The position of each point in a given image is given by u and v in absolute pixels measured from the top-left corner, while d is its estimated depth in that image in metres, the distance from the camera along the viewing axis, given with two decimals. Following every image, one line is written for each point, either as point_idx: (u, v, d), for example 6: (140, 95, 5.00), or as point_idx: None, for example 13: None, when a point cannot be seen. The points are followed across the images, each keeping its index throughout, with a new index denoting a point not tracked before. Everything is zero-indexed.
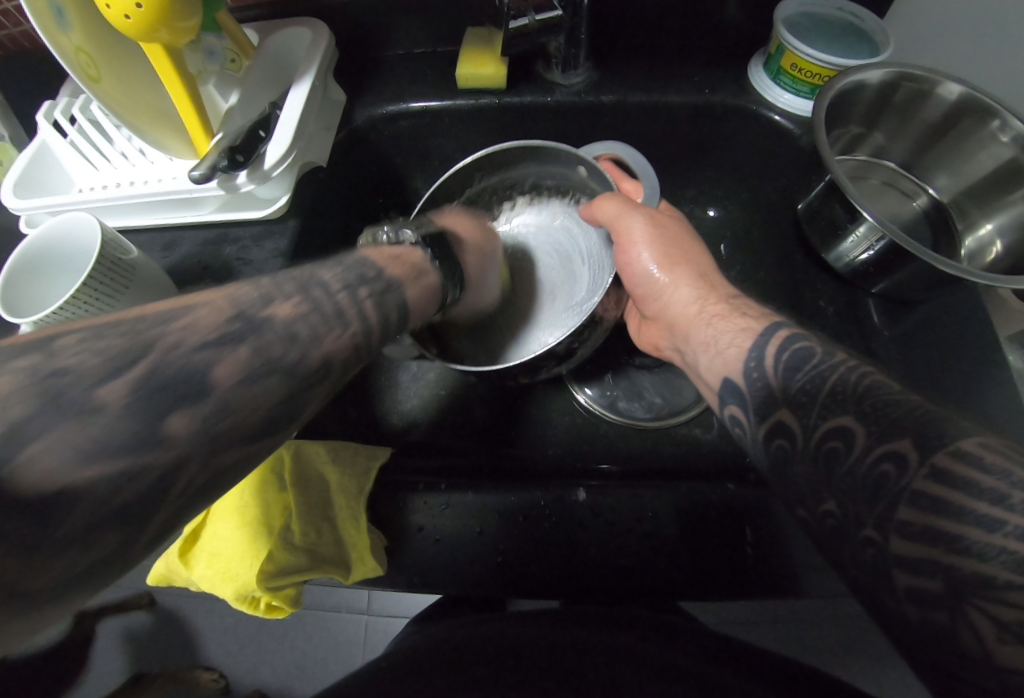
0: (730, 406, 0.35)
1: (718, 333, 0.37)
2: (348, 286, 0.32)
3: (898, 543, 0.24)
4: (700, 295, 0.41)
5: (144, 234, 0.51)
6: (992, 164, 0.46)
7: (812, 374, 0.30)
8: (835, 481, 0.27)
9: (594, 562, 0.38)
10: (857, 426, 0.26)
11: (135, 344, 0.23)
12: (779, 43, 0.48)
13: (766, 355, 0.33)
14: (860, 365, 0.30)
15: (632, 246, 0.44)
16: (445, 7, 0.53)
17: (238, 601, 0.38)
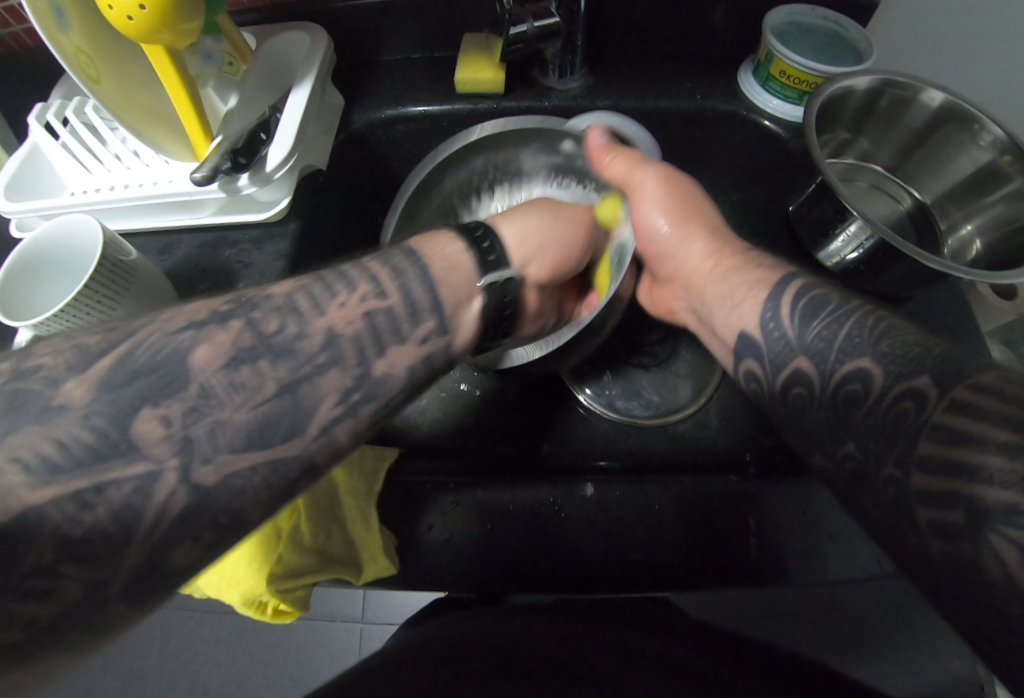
0: (746, 361, 0.36)
1: (733, 284, 0.38)
2: (280, 294, 0.30)
3: (918, 477, 0.25)
4: (713, 249, 0.41)
5: (140, 237, 0.50)
6: (971, 167, 0.48)
7: (828, 320, 0.31)
8: (853, 424, 0.28)
9: (602, 556, 0.38)
10: (875, 367, 0.28)
11: (194, 319, 0.28)
12: (768, 50, 0.49)
13: (782, 304, 0.34)
14: (874, 309, 0.30)
15: (640, 201, 0.45)
16: (442, 12, 0.53)
17: (245, 606, 0.37)
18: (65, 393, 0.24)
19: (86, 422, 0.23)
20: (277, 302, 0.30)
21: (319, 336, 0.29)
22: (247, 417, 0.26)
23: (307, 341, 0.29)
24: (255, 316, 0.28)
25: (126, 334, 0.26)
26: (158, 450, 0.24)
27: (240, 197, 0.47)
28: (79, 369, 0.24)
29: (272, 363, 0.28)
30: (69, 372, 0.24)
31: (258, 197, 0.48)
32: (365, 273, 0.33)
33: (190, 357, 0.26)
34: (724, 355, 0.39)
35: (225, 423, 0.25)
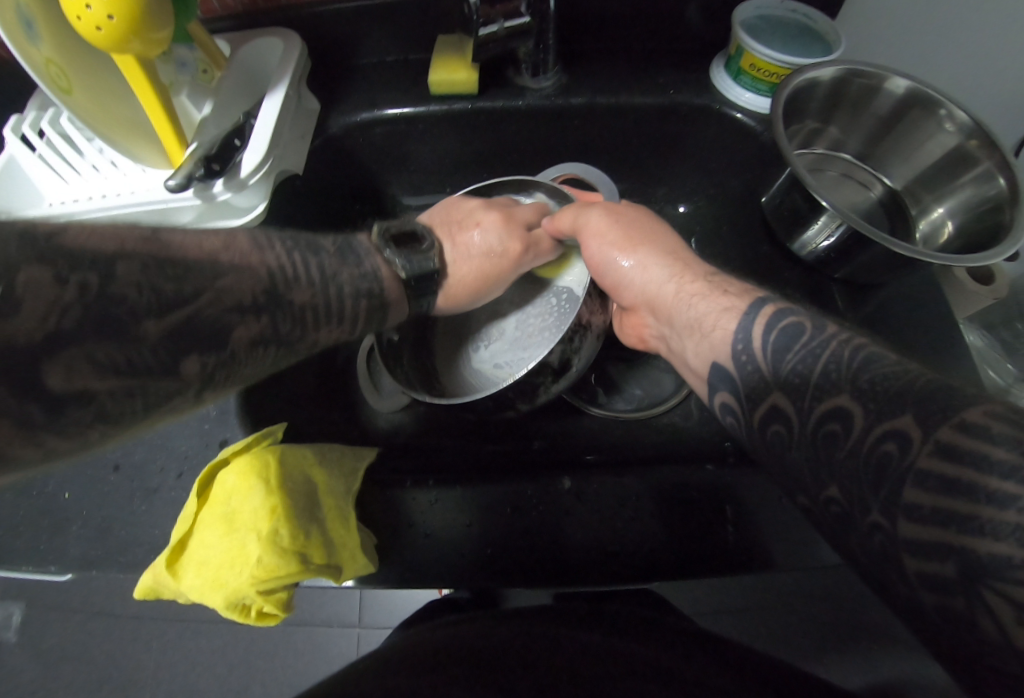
0: (720, 393, 0.36)
1: (697, 310, 0.38)
2: (300, 299, 0.36)
3: (906, 527, 0.24)
4: (673, 273, 0.41)
5: (118, 246, 0.50)
6: (938, 152, 0.49)
7: (802, 353, 0.30)
8: (836, 464, 0.27)
9: (582, 547, 0.39)
10: (854, 407, 0.27)
11: (241, 303, 0.33)
12: (738, 44, 0.50)
13: (753, 335, 0.33)
14: (852, 338, 0.30)
15: (590, 241, 0.45)
16: (415, 15, 0.54)
17: (229, 609, 0.37)
18: (142, 328, 0.28)
19: (142, 356, 0.28)
20: (298, 309, 0.36)
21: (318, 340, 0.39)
22: (257, 369, 0.35)
23: (303, 342, 0.38)
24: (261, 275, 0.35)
25: (194, 287, 0.30)
26: (190, 380, 0.30)
27: (217, 203, 0.48)
28: (157, 312, 0.28)
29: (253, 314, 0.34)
30: (152, 317, 0.28)
31: (236, 203, 0.48)
32: (326, 285, 0.39)
33: (234, 333, 0.32)
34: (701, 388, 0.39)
35: (240, 370, 0.33)
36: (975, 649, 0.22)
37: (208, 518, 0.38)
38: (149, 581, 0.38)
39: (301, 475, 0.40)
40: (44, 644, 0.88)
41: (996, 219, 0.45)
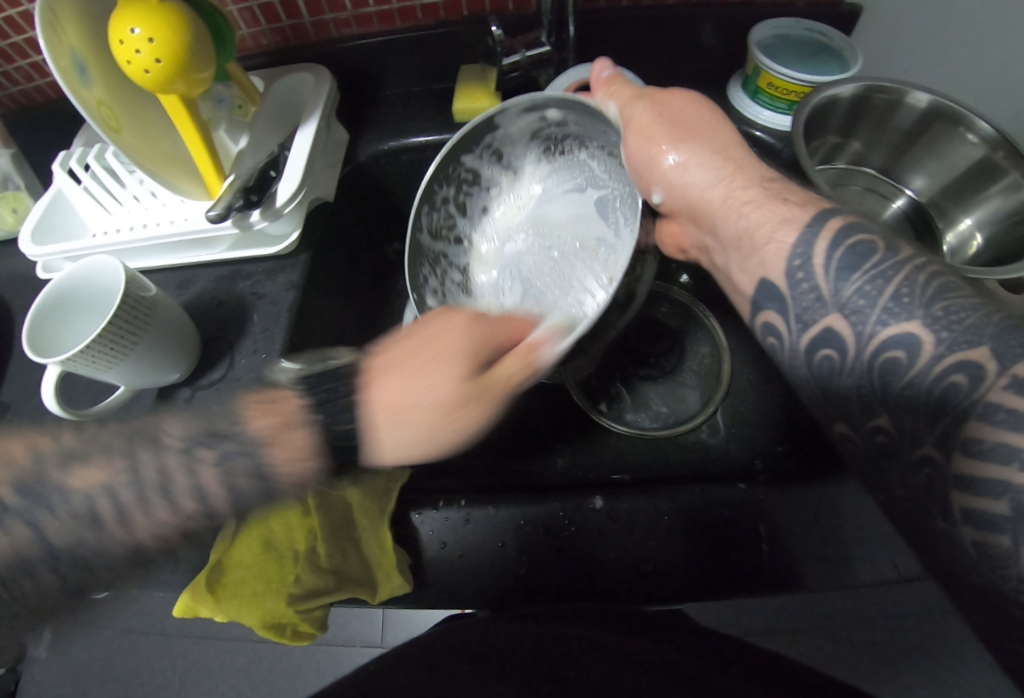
0: (765, 312, 0.34)
1: (745, 207, 0.34)
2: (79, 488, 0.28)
3: (959, 461, 0.24)
4: (721, 177, 0.36)
5: (158, 275, 0.53)
6: (963, 163, 0.49)
7: (871, 274, 0.29)
8: (892, 396, 0.27)
9: (615, 563, 0.38)
10: (924, 335, 0.26)
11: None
12: (755, 64, 0.51)
13: (815, 251, 0.31)
14: (926, 262, 0.28)
15: (628, 138, 0.40)
16: (439, 47, 0.56)
17: (264, 629, 0.38)
18: None
19: None
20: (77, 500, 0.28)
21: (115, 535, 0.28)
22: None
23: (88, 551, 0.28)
24: (101, 492, 0.28)
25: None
26: None
27: (252, 232, 0.50)
28: None
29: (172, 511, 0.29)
30: None
31: (270, 231, 0.50)
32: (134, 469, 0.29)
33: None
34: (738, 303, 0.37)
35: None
36: (997, 584, 0.24)
37: (245, 538, 0.39)
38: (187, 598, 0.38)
39: (336, 495, 0.41)
40: (71, 663, 0.88)
41: None
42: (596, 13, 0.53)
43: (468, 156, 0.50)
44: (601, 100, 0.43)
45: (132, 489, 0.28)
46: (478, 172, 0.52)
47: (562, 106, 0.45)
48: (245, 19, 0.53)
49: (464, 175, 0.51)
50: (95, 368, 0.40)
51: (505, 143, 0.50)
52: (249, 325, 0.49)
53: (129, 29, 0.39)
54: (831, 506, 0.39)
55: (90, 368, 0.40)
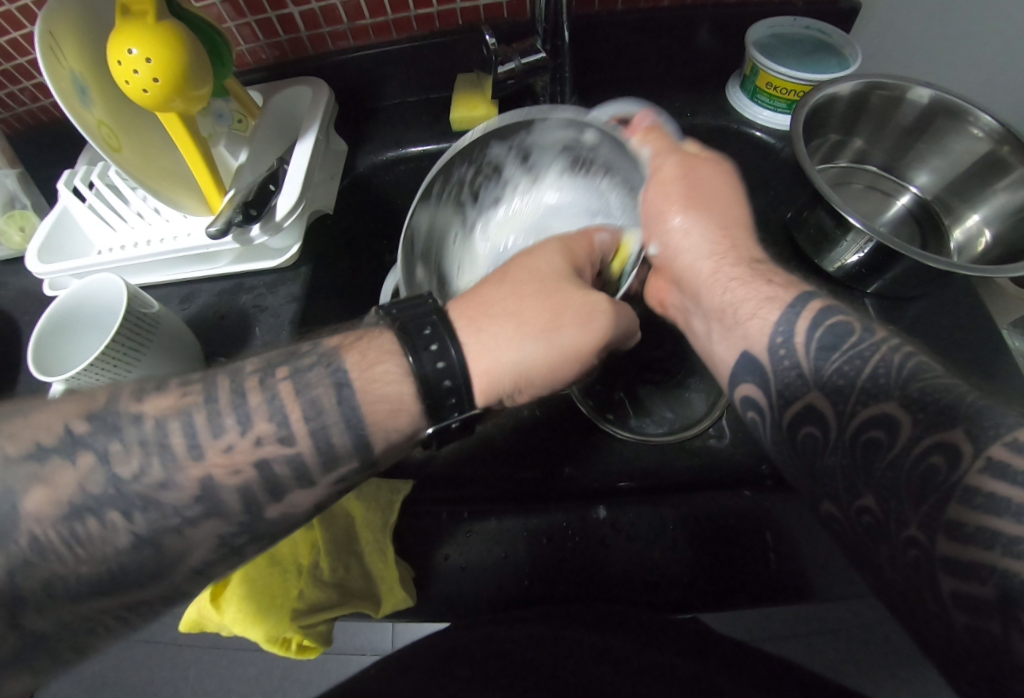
0: (744, 385, 0.34)
1: (728, 286, 0.36)
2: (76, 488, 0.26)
3: (945, 545, 0.23)
4: (713, 252, 0.38)
5: (160, 290, 0.53)
6: (969, 158, 0.48)
7: (850, 355, 0.29)
8: (874, 476, 0.26)
9: (619, 574, 0.38)
10: (902, 415, 0.26)
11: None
12: (753, 65, 0.50)
13: (796, 330, 0.31)
14: (901, 344, 0.29)
15: (650, 188, 0.41)
16: (435, 57, 0.56)
17: (270, 643, 0.37)
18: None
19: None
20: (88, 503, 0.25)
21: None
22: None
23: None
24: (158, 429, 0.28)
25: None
26: None
27: (254, 246, 0.50)
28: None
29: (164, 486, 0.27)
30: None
31: (270, 245, 0.51)
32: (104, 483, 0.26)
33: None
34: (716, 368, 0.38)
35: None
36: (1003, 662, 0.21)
37: None
38: (194, 614, 0.38)
39: (338, 508, 0.41)
40: (84, 672, 0.89)
41: None
42: (592, 19, 0.53)
43: (494, 147, 0.48)
44: (634, 142, 0.43)
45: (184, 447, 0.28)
46: (500, 164, 0.50)
47: (604, 131, 0.44)
48: (243, 35, 0.54)
49: (485, 165, 0.50)
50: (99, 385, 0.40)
51: (535, 147, 0.49)
52: (250, 339, 0.49)
53: (126, 48, 0.39)
54: None
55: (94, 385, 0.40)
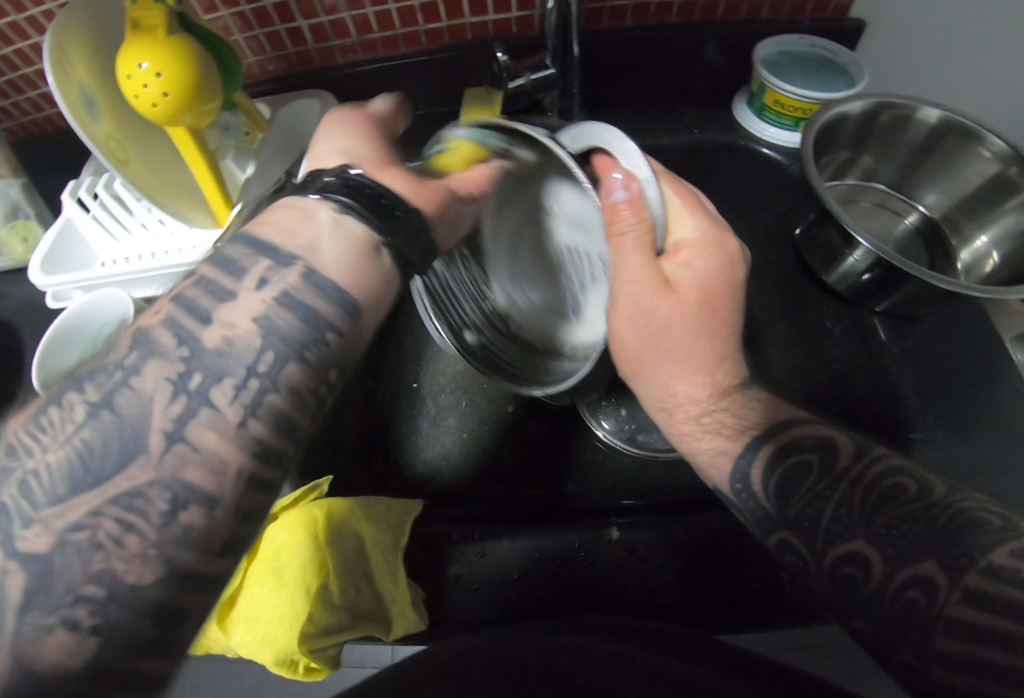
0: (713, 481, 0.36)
1: (688, 358, 0.35)
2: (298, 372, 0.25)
3: (943, 641, 0.25)
4: (668, 406, 0.37)
5: (167, 302, 0.53)
6: (977, 179, 0.49)
7: (808, 498, 0.31)
8: (861, 608, 0.28)
9: (635, 596, 0.38)
10: (872, 552, 0.28)
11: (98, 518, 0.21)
12: (760, 82, 0.51)
13: (752, 476, 0.33)
14: (877, 462, 0.31)
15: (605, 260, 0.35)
16: (443, 71, 0.56)
17: (278, 665, 0.37)
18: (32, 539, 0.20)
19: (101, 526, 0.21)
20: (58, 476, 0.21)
21: (57, 474, 0.21)
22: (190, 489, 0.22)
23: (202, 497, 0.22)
24: (225, 341, 0.24)
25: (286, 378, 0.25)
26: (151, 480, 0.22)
27: None
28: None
29: (169, 399, 0.23)
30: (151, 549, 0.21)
31: None
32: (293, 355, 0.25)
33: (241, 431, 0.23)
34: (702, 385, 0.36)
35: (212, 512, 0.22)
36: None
37: (258, 574, 0.38)
38: (201, 637, 0.38)
39: (348, 528, 0.40)
40: None
41: None
42: (599, 35, 0.54)
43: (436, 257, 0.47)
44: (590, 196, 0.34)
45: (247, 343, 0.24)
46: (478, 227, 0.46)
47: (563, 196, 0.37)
48: (251, 47, 0.54)
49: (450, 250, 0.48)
50: None
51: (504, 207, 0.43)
52: None
53: (137, 63, 0.39)
54: None
55: None
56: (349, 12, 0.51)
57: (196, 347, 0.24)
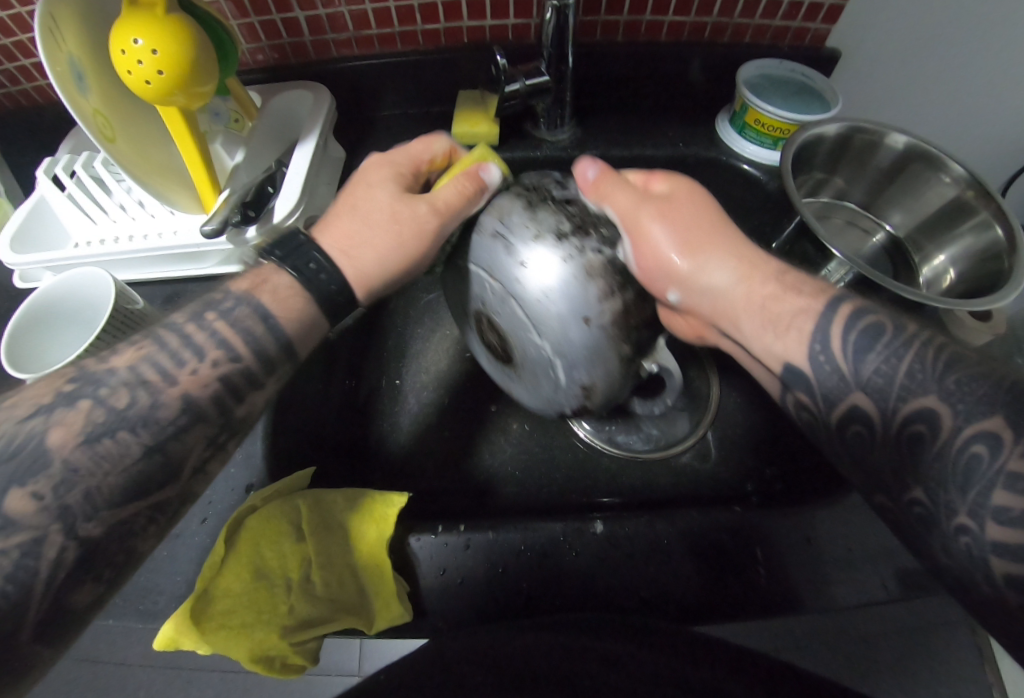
0: (795, 392, 0.35)
1: (722, 238, 0.38)
2: (127, 365, 0.32)
3: None
4: (741, 275, 0.37)
5: (147, 286, 0.51)
6: (937, 202, 0.52)
7: (886, 355, 0.31)
8: None
9: (615, 589, 0.38)
10: (942, 408, 0.28)
11: (40, 404, 0.30)
12: (743, 102, 0.53)
13: (832, 336, 0.33)
14: (933, 339, 0.31)
15: (646, 239, 0.37)
16: (438, 72, 0.57)
17: (253, 660, 0.36)
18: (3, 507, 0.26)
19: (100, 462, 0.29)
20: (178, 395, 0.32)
21: (174, 401, 0.32)
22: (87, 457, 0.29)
23: (166, 407, 0.32)
24: (133, 367, 0.32)
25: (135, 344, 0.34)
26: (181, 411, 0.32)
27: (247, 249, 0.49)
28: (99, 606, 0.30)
29: (199, 361, 0.33)
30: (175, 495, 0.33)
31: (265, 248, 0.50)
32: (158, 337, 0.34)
33: (44, 441, 0.29)
34: (767, 378, 0.38)
35: (97, 485, 0.29)
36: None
37: (232, 568, 0.37)
38: (169, 631, 0.34)
39: (333, 520, 0.40)
40: None
41: (997, 266, 0.47)
42: (592, 48, 0.56)
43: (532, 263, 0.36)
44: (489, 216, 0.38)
45: (224, 338, 0.34)
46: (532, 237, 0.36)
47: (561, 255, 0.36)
48: (244, 35, 0.53)
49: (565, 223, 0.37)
50: None
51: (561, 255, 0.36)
52: None
53: (131, 39, 0.38)
54: (821, 528, 0.40)
55: None
56: (346, 7, 0.51)
57: (182, 388, 0.32)
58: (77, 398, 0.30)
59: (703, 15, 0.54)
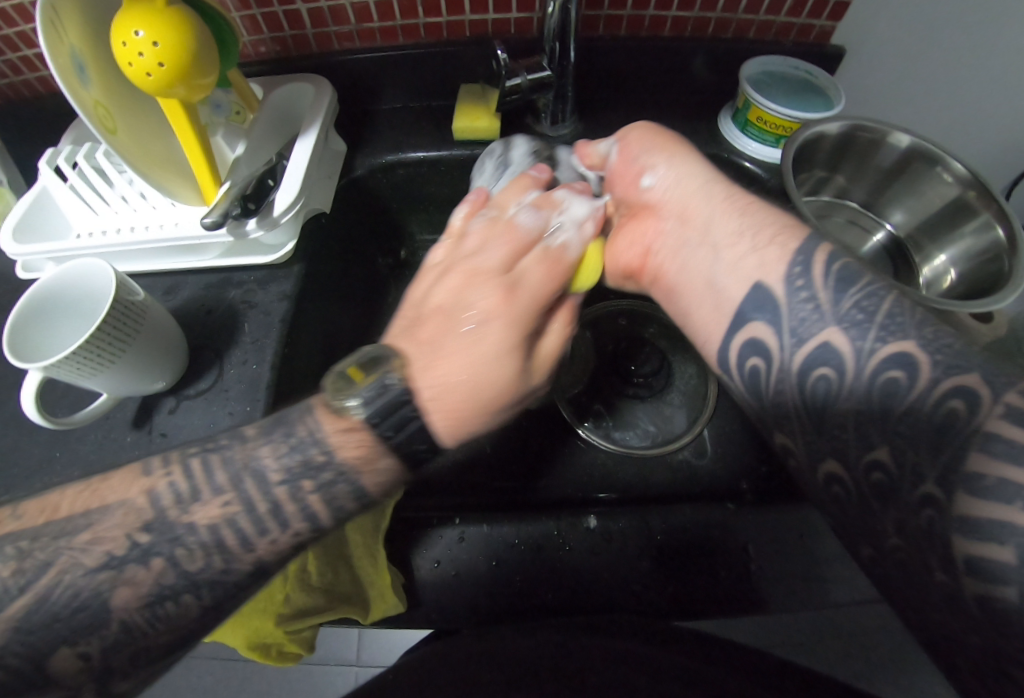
0: (754, 331, 0.34)
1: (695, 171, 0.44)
2: (206, 522, 0.29)
3: None
4: (716, 178, 0.40)
5: (149, 278, 0.51)
6: (939, 201, 0.52)
7: (864, 290, 0.30)
8: None
9: (608, 584, 0.39)
10: (921, 355, 0.27)
11: (111, 552, 0.28)
12: (745, 98, 0.53)
13: (813, 261, 0.32)
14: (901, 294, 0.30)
15: (638, 136, 0.44)
16: (440, 66, 0.57)
17: (248, 647, 0.37)
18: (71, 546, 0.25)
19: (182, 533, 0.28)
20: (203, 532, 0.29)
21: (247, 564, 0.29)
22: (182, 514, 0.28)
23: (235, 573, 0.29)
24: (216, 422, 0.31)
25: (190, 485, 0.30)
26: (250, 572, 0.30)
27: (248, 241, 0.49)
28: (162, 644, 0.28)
29: (282, 532, 0.30)
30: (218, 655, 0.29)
31: (264, 241, 0.50)
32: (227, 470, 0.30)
33: (113, 603, 0.27)
34: (719, 319, 0.36)
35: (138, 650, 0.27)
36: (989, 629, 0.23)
37: None
38: None
39: None
40: None
41: (997, 267, 0.47)
42: (594, 43, 0.55)
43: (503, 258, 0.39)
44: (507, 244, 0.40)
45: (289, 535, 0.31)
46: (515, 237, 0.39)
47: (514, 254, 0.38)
48: (246, 27, 0.53)
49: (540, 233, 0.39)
50: (79, 375, 0.38)
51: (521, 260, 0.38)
52: (239, 334, 0.48)
53: (132, 31, 0.38)
54: (813, 526, 0.40)
55: (74, 375, 0.38)
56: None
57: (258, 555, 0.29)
58: (153, 553, 0.28)
59: (707, 10, 0.54)
